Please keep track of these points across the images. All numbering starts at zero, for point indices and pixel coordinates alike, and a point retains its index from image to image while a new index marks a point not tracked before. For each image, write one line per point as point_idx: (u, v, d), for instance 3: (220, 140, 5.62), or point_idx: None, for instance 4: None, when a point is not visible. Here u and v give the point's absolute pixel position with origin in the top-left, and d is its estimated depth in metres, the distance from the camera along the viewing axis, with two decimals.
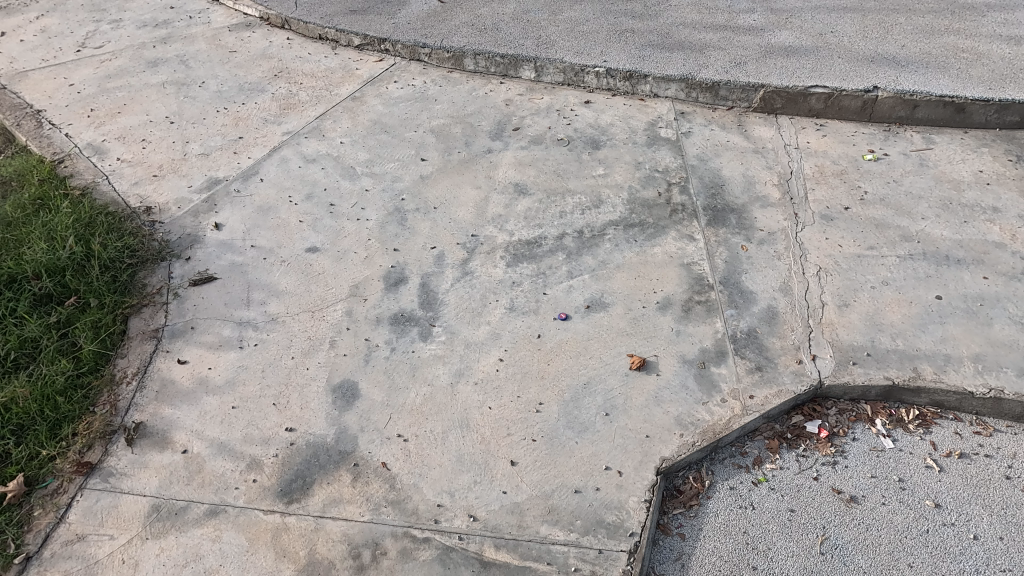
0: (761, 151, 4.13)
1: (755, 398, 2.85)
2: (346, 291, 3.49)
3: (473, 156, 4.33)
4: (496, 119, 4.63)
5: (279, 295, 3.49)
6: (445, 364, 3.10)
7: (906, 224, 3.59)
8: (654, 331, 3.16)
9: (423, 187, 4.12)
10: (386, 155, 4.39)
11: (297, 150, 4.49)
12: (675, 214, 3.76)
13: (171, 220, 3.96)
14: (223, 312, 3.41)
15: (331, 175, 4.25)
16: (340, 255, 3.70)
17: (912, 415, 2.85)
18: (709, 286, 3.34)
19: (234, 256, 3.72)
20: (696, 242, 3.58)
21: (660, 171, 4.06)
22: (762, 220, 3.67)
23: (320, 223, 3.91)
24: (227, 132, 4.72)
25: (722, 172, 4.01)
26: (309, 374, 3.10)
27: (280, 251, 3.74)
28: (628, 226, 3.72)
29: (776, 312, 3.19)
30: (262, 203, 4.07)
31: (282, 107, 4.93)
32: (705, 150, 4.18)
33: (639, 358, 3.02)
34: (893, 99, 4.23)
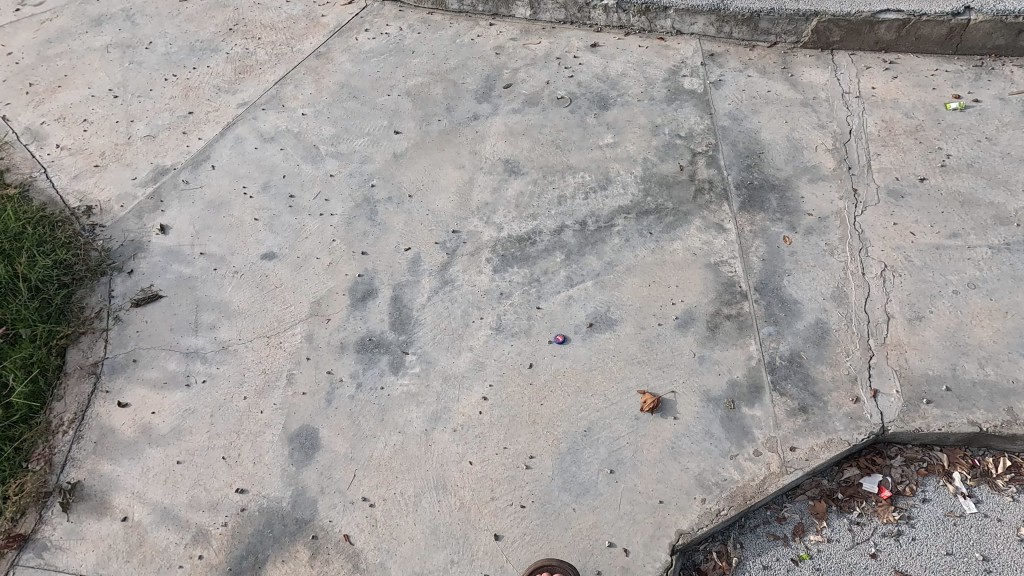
0: (811, 103, 3.29)
1: (797, 450, 2.28)
2: (307, 310, 2.98)
3: (456, 125, 3.61)
4: (484, 74, 3.84)
5: (232, 316, 3.00)
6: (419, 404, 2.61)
7: (1001, 200, 2.80)
8: (672, 358, 2.57)
9: (397, 169, 3.47)
10: (355, 128, 3.71)
11: (252, 127, 3.83)
12: (699, 194, 3.04)
13: (113, 224, 3.45)
14: (169, 340, 2.96)
15: (291, 158, 3.62)
16: (301, 262, 3.16)
17: (1002, 468, 2.25)
18: (741, 294, 2.69)
19: (180, 267, 3.22)
20: (726, 233, 2.88)
21: (682, 136, 3.28)
22: (811, 201, 2.93)
23: (278, 221, 3.34)
24: (176, 107, 4.08)
25: (761, 134, 3.21)
26: (263, 420, 2.66)
27: (233, 259, 3.22)
28: (642, 213, 3.02)
29: (827, 330, 2.54)
30: (212, 197, 3.51)
31: (237, 71, 4.22)
32: (740, 104, 3.35)
33: (652, 397, 2.46)
34: (989, 24, 3.27)
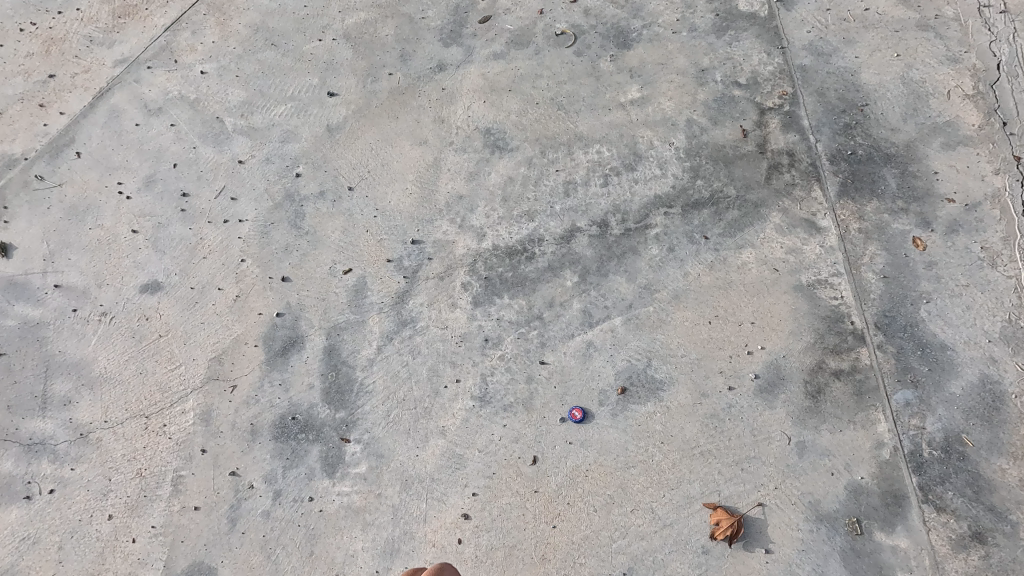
0: (934, 23, 2.21)
1: None
2: (204, 372, 2.04)
3: (413, 81, 2.54)
4: (451, 2, 2.72)
5: (95, 385, 2.06)
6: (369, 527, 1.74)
7: None
8: (752, 447, 1.66)
9: (332, 149, 2.43)
10: (273, 90, 2.63)
11: (132, 93, 2.73)
12: (776, 174, 2.03)
13: None
14: (4, 425, 2.02)
15: (185, 138, 2.56)
16: (196, 296, 2.18)
17: None
18: (855, 336, 1.74)
19: (25, 309, 2.23)
20: (822, 235, 1.90)
21: (743, 83, 2.22)
22: (949, 180, 1.93)
23: (165, 233, 2.34)
24: (32, 67, 2.92)
25: (862, 75, 2.15)
26: (139, 555, 1.79)
27: (99, 294, 2.23)
28: (691, 207, 2.03)
29: (997, 397, 1.62)
30: (73, 200, 2.47)
31: (112, 9, 3.04)
32: (827, 30, 2.27)
33: (728, 518, 1.57)
34: None
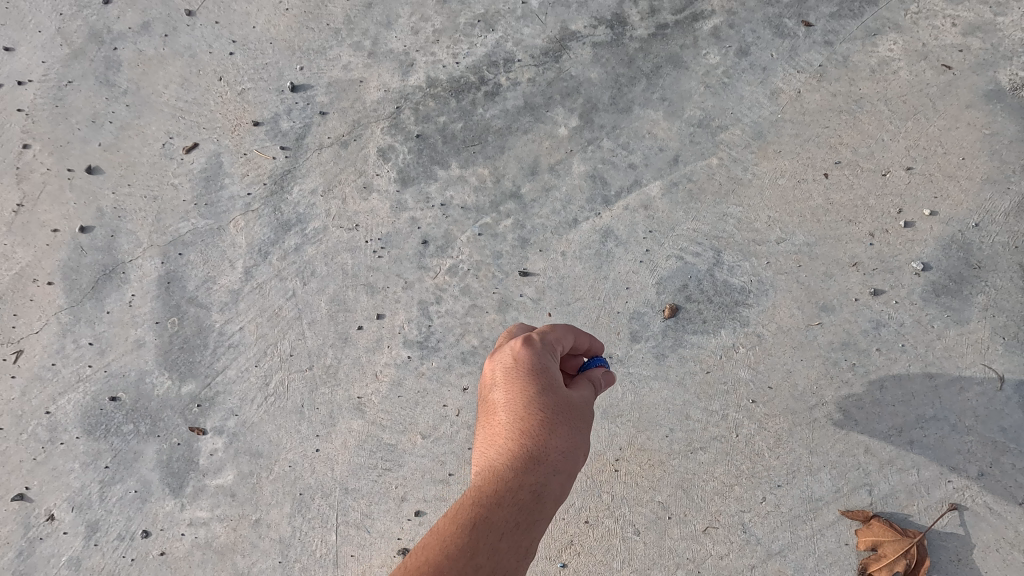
0: None
1: None
2: None
3: None
4: None
5: None
6: (256, 570, 1.05)
7: None
8: (919, 403, 0.91)
9: None
10: None
11: None
12: None
13: None
14: None
15: None
16: None
17: None
18: None
19: None
20: None
21: None
22: None
23: None
24: None
25: None
26: None
27: None
28: None
29: None
30: None
31: None
32: None
33: (879, 528, 0.88)
34: None
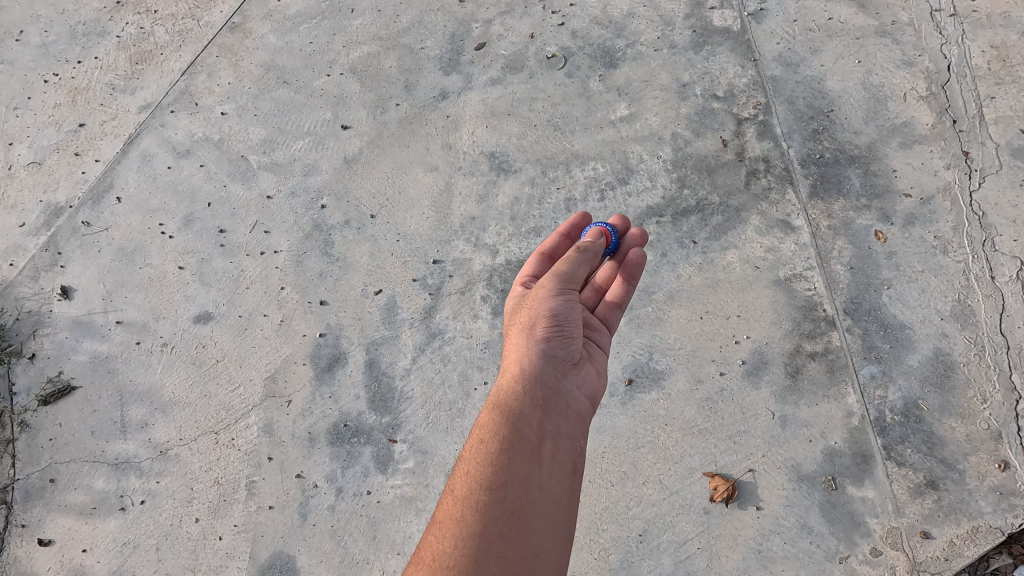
0: (890, 29, 2.44)
1: (932, 544, 1.70)
2: (260, 390, 2.32)
3: (420, 109, 2.77)
4: (448, 31, 2.97)
5: (166, 408, 2.35)
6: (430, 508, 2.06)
7: None
8: (743, 424, 1.93)
9: (350, 179, 2.68)
10: (290, 125, 2.88)
11: (162, 138, 3.00)
12: (754, 180, 2.27)
13: (4, 289, 2.73)
14: (93, 448, 2.32)
15: (215, 179, 2.82)
16: (245, 324, 2.46)
17: None
18: (827, 320, 2.01)
19: (94, 344, 2.53)
20: (796, 234, 2.15)
21: (720, 98, 2.45)
22: (906, 176, 2.17)
23: (209, 267, 2.60)
24: (63, 119, 3.20)
25: (826, 84, 2.39)
26: (223, 551, 2.09)
27: (158, 326, 2.51)
28: (680, 215, 2.27)
29: (951, 366, 1.88)
30: (122, 241, 2.75)
31: (133, 60, 3.31)
32: (793, 43, 2.50)
33: (726, 483, 1.85)
34: None
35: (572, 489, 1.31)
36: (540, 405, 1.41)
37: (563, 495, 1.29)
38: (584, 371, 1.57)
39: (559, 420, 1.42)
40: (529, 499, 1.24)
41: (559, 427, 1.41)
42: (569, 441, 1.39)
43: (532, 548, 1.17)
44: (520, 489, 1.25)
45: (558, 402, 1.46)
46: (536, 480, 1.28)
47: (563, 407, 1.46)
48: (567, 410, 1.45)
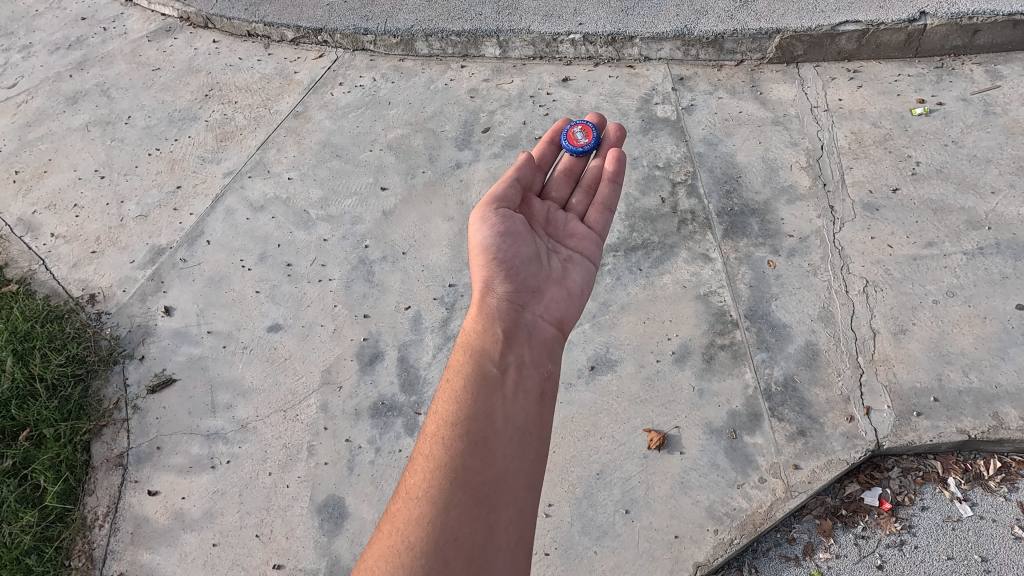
0: (782, 120, 3.39)
1: (800, 472, 2.42)
2: (318, 379, 3.09)
3: (440, 176, 3.70)
4: (462, 119, 3.95)
5: (246, 393, 3.11)
6: None
7: (973, 203, 2.89)
8: (673, 395, 2.68)
9: (387, 226, 3.56)
10: (342, 187, 3.79)
11: (241, 196, 3.92)
12: (683, 226, 3.13)
13: (119, 309, 3.55)
14: (189, 424, 3.07)
15: (283, 226, 3.71)
16: (306, 331, 3.26)
17: (993, 469, 2.40)
18: (733, 322, 2.80)
19: (190, 348, 3.32)
20: (712, 263, 2.98)
21: (661, 167, 3.35)
22: (790, 222, 3.03)
23: (279, 291, 3.44)
24: (164, 182, 4.14)
25: (736, 158, 3.30)
26: (290, 495, 2.80)
27: (240, 334, 3.32)
28: (630, 250, 3.10)
29: (817, 352, 2.66)
30: (211, 273, 3.60)
31: (219, 139, 4.30)
32: (713, 129, 3.44)
33: (659, 435, 2.59)
34: (946, 27, 3.39)
35: (532, 411, 1.89)
36: (503, 341, 2.01)
37: (522, 418, 1.86)
38: (544, 298, 2.17)
39: (516, 351, 2.00)
40: (491, 428, 1.80)
41: (516, 359, 1.99)
42: (528, 368, 1.98)
43: (490, 466, 1.73)
44: (482, 423, 1.80)
45: (515, 336, 2.04)
46: (495, 407, 1.85)
47: (520, 337, 2.05)
48: (524, 342, 2.04)
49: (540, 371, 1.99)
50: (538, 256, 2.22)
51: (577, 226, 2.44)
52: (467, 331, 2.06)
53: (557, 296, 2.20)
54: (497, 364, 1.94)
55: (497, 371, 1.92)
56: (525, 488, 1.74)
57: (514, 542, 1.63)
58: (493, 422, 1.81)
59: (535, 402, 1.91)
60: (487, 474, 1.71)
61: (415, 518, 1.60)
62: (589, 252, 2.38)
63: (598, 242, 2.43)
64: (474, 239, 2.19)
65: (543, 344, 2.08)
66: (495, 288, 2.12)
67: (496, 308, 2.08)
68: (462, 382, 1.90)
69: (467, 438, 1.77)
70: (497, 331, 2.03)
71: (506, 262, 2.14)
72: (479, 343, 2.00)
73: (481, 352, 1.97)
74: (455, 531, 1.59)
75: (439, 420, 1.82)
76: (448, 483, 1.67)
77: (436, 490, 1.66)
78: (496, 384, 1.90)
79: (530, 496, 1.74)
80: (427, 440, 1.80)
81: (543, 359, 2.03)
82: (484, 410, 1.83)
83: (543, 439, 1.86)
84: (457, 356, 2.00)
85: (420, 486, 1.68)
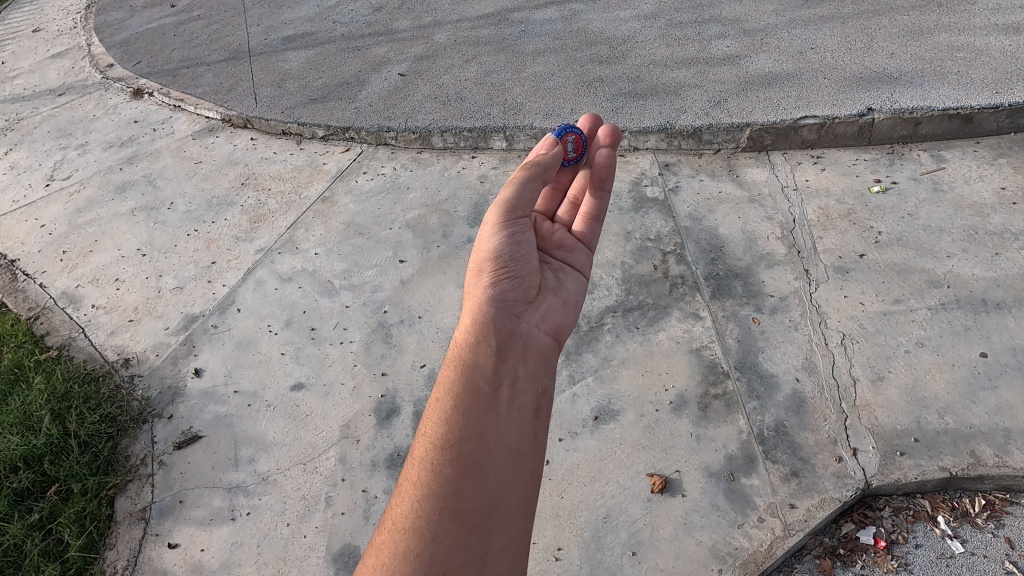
0: (757, 199, 3.84)
1: (796, 511, 2.55)
2: (338, 433, 3.27)
3: (453, 249, 4.11)
4: (473, 201, 4.43)
5: (268, 448, 3.28)
6: None
7: (931, 266, 3.27)
8: (672, 440, 2.85)
9: (405, 294, 3.90)
10: (364, 261, 4.18)
11: (271, 269, 4.29)
12: (675, 288, 3.46)
13: (150, 371, 3.78)
14: (213, 478, 3.21)
15: (309, 294, 4.05)
16: (328, 389, 3.48)
17: (978, 506, 2.52)
18: (724, 374, 3.04)
19: (217, 407, 3.52)
20: (702, 321, 3.28)
21: (652, 239, 3.74)
22: (770, 284, 3.36)
23: (303, 352, 3.70)
24: (200, 258, 4.53)
25: (719, 230, 3.70)
26: (307, 544, 2.89)
27: (265, 393, 3.54)
28: (627, 310, 3.40)
29: (803, 399, 2.88)
30: (240, 337, 3.88)
31: (253, 220, 4.75)
32: (697, 206, 3.88)
33: (661, 478, 2.73)
34: (892, 120, 3.97)
35: (526, 430, 1.91)
36: (495, 355, 2.02)
37: (515, 438, 1.88)
38: (536, 309, 2.24)
39: (510, 366, 2.02)
40: (483, 451, 1.81)
41: (510, 373, 2.01)
42: (522, 385, 2.00)
43: (480, 492, 1.74)
44: (472, 447, 1.80)
45: (509, 348, 2.07)
46: (485, 424, 1.86)
47: (514, 349, 2.08)
48: (519, 355, 2.07)
49: (534, 386, 2.02)
50: (534, 263, 2.32)
51: (565, 237, 2.62)
52: (458, 343, 2.07)
53: (548, 306, 2.28)
54: (489, 381, 1.95)
55: (489, 388, 1.94)
56: (516, 510, 1.77)
57: (507, 572, 1.65)
58: (485, 444, 1.82)
59: (529, 421, 1.93)
60: (479, 500, 1.73)
61: (402, 551, 1.61)
62: (577, 264, 2.55)
63: (585, 255, 2.60)
64: (492, 243, 2.28)
65: (536, 356, 2.13)
66: (487, 298, 2.16)
67: (489, 318, 2.11)
68: (452, 401, 1.90)
69: (459, 463, 1.77)
70: (491, 344, 2.04)
71: (503, 269, 2.22)
72: (472, 356, 2.00)
73: (473, 368, 1.97)
74: (445, 565, 1.59)
75: (427, 444, 1.82)
76: (438, 512, 1.67)
77: (424, 521, 1.66)
78: (489, 403, 1.91)
79: (524, 521, 1.77)
80: (416, 466, 1.79)
81: (537, 373, 2.07)
82: (476, 432, 1.83)
83: (536, 459, 1.88)
84: (445, 373, 1.99)
85: (407, 517, 1.68)
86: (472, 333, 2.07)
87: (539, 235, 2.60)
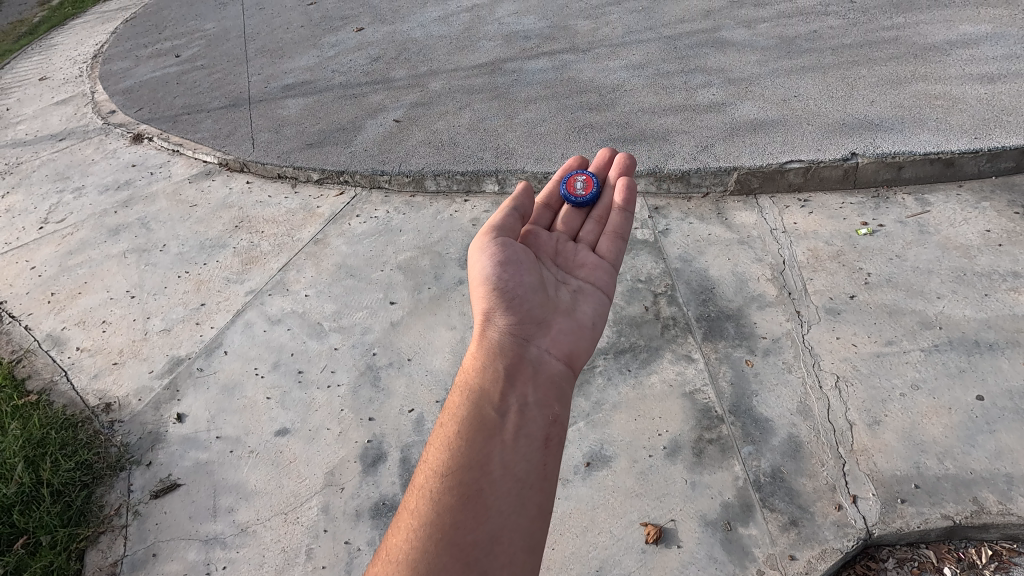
0: (747, 241, 3.86)
1: (796, 563, 2.44)
2: (321, 481, 3.16)
3: (444, 291, 4.10)
4: (464, 243, 4.45)
5: (249, 497, 3.16)
6: None
7: (922, 307, 3.26)
8: (667, 487, 2.76)
9: (395, 335, 3.86)
10: (354, 302, 4.15)
11: (261, 311, 4.25)
12: (667, 330, 3.43)
13: (131, 417, 3.68)
14: (189, 529, 3.07)
15: (297, 337, 4.00)
16: (313, 434, 3.39)
17: (985, 556, 2.43)
18: (718, 418, 2.97)
19: (198, 453, 3.41)
20: (695, 363, 3.24)
21: (643, 281, 3.74)
22: (762, 326, 3.34)
23: (289, 396, 3.62)
24: (189, 300, 4.49)
25: (710, 272, 3.70)
26: None
27: (248, 439, 3.43)
28: (619, 352, 3.36)
29: (799, 444, 2.81)
30: (226, 381, 3.80)
31: (244, 262, 4.75)
32: (687, 248, 3.90)
33: (656, 528, 2.62)
34: (875, 164, 4.05)
35: (534, 460, 1.86)
36: (503, 381, 2.04)
37: (521, 468, 1.83)
38: (547, 334, 2.23)
39: (518, 392, 2.02)
40: (485, 480, 1.77)
41: (519, 400, 2.00)
42: (531, 411, 1.98)
43: (480, 521, 1.67)
44: (474, 475, 1.77)
45: (518, 374, 2.08)
46: (490, 450, 1.84)
47: (524, 375, 2.09)
48: (529, 381, 2.07)
49: (544, 414, 1.99)
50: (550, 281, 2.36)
51: (587, 257, 2.63)
52: (468, 370, 2.12)
53: (559, 329, 2.25)
54: (497, 407, 1.95)
55: (496, 414, 1.94)
56: (519, 547, 1.67)
57: None
58: (489, 472, 1.79)
59: (538, 450, 1.88)
60: (478, 533, 1.65)
61: None
62: (600, 283, 2.50)
63: (608, 273, 2.55)
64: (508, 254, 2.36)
65: (548, 382, 2.10)
66: (495, 322, 2.22)
67: (497, 346, 2.16)
68: (457, 427, 1.91)
69: (460, 491, 1.73)
70: (499, 369, 2.08)
71: (514, 289, 2.26)
72: (480, 381, 2.04)
73: (480, 394, 2.00)
74: None
75: (429, 471, 1.80)
76: (434, 543, 1.61)
77: (419, 552, 1.59)
78: (496, 429, 1.90)
79: (528, 559, 1.65)
80: (415, 493, 1.77)
81: (548, 400, 2.04)
82: (479, 459, 1.82)
83: (545, 492, 1.81)
84: (453, 399, 2.02)
85: (401, 548, 1.61)
86: (482, 358, 2.12)
87: (561, 255, 2.62)
